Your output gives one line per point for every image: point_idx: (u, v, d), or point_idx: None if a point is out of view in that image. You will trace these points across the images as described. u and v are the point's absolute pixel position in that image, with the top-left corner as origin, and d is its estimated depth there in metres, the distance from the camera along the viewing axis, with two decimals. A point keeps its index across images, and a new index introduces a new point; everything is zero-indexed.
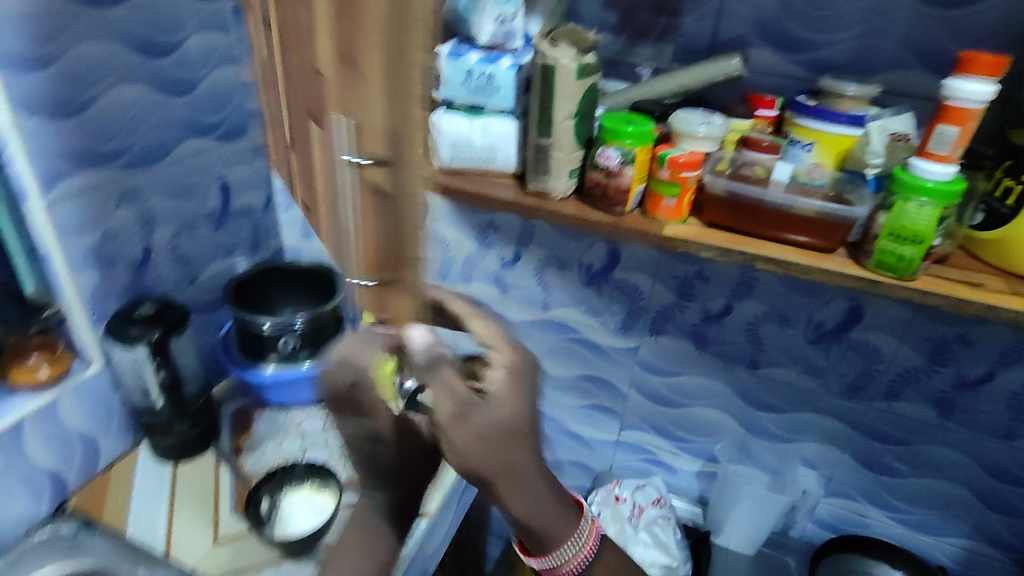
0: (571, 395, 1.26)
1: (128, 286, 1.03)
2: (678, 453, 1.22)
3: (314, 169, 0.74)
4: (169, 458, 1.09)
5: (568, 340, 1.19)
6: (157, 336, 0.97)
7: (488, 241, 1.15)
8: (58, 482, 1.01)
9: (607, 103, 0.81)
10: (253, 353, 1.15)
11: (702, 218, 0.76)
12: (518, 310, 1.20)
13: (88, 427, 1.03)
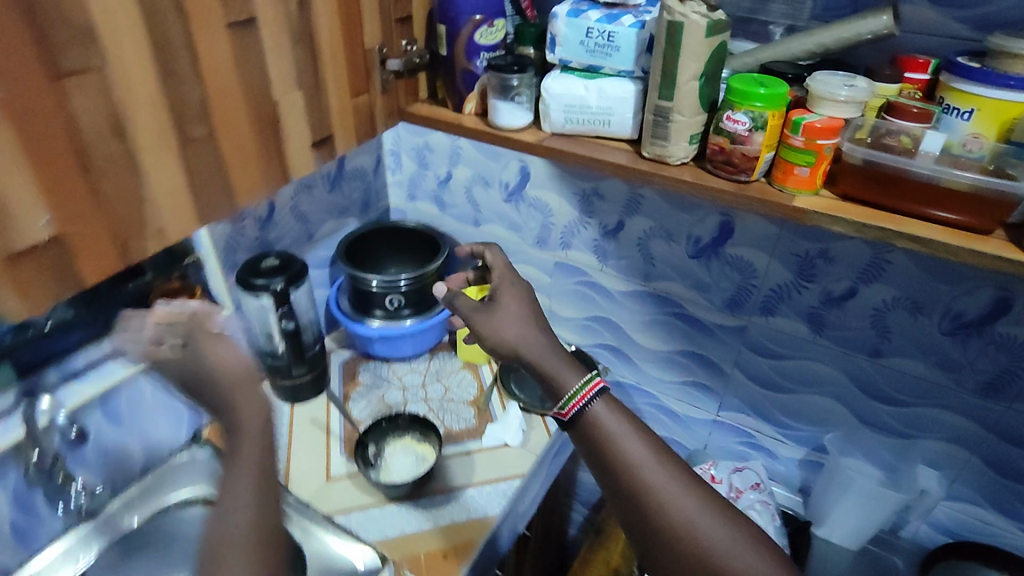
0: (669, 370, 1.23)
1: (255, 240, 1.13)
2: (780, 438, 1.17)
3: (269, 151, 0.76)
4: (287, 399, 1.17)
5: (670, 314, 1.16)
6: (280, 285, 1.04)
7: (593, 210, 1.13)
8: (196, 413, 1.13)
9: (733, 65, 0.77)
10: (363, 307, 1.23)
11: (836, 190, 0.72)
12: (619, 281, 1.18)
13: None
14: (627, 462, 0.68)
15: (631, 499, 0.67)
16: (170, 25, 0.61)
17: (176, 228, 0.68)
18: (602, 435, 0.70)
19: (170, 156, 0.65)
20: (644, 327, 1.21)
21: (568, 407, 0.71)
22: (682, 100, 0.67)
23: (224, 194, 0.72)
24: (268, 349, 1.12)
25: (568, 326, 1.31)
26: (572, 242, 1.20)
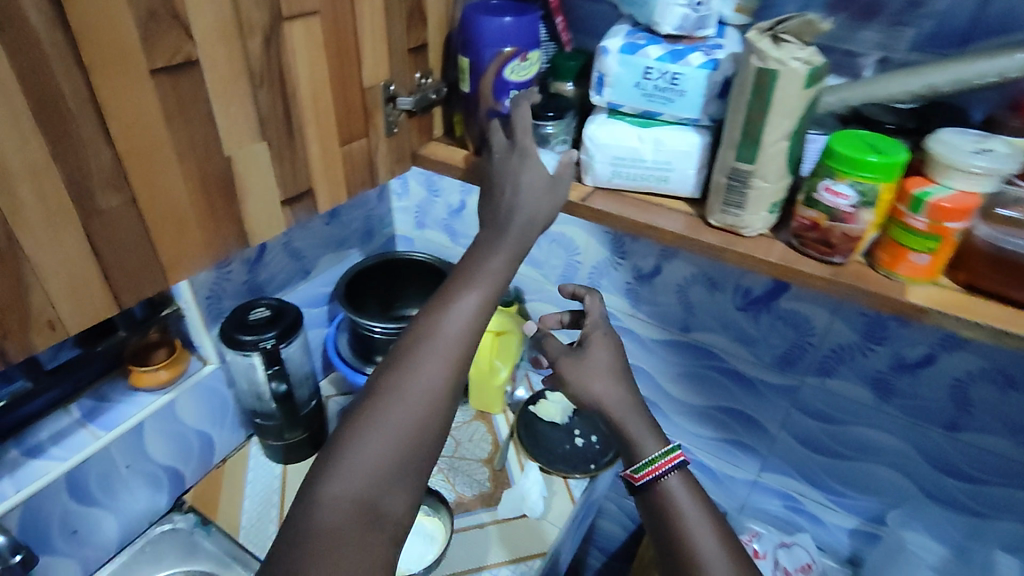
0: (706, 425, 1.11)
1: (243, 284, 0.99)
2: (831, 506, 1.04)
3: (229, 206, 0.63)
4: (278, 459, 1.05)
5: (709, 367, 1.04)
6: (270, 343, 0.90)
7: (626, 251, 1.00)
8: (177, 477, 1.00)
9: (829, 102, 0.65)
10: (364, 355, 1.09)
11: (957, 278, 0.61)
12: (653, 328, 1.05)
13: (205, 424, 1.01)
14: (693, 556, 0.59)
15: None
16: (59, 77, 0.46)
17: (80, 319, 0.54)
18: (670, 516, 0.62)
19: (70, 236, 0.51)
20: (679, 377, 1.09)
21: (642, 471, 0.63)
22: (771, 158, 0.59)
23: (153, 271, 0.58)
24: (259, 408, 0.99)
25: None
26: (600, 283, 1.06)
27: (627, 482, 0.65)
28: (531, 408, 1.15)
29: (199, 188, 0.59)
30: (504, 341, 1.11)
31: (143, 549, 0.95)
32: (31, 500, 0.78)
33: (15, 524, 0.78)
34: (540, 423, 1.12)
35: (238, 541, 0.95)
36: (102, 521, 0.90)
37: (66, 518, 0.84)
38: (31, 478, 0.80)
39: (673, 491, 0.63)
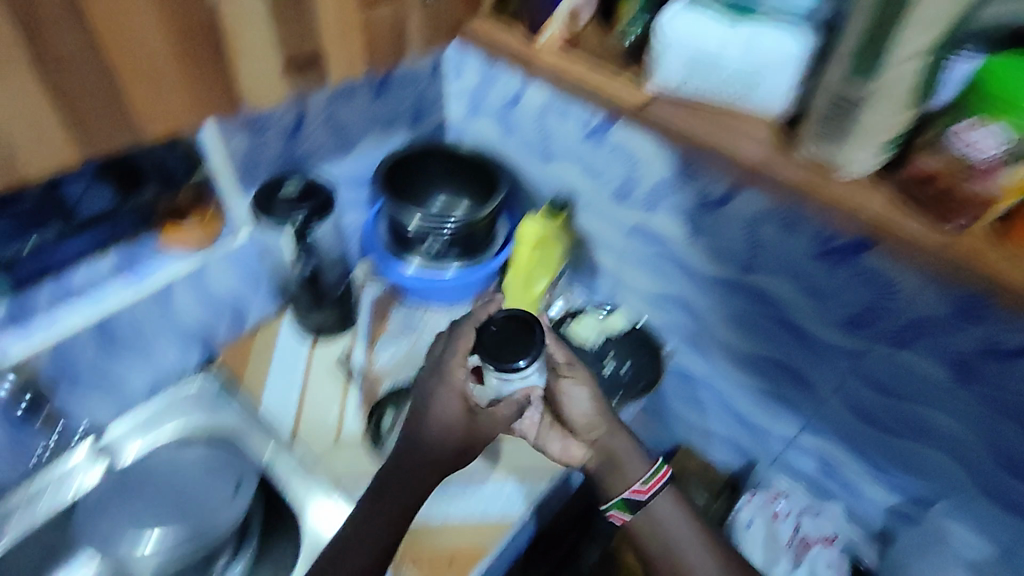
0: (750, 374, 1.02)
1: (278, 155, 0.94)
2: (870, 479, 0.97)
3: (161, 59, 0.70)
4: (308, 336, 1.05)
5: (765, 315, 0.93)
6: (300, 218, 0.88)
7: (695, 172, 0.88)
8: (208, 340, 1.01)
9: None
10: (400, 245, 1.08)
11: None
12: (710, 263, 0.95)
13: (234, 292, 0.99)
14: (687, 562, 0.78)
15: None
16: None
17: (29, 155, 0.65)
18: (662, 528, 0.81)
19: (25, 75, 0.61)
20: (731, 320, 0.98)
21: (650, 483, 0.81)
22: (863, 128, 0.68)
23: (116, 117, 0.70)
24: (292, 285, 1.00)
25: (634, 297, 1.10)
26: (659, 204, 0.95)
27: (628, 500, 0.81)
28: (562, 327, 1.11)
29: (142, 47, 0.68)
30: (541, 253, 1.05)
31: (170, 401, 0.98)
32: (56, 348, 0.81)
33: (43, 364, 0.81)
34: (571, 343, 1.07)
35: (259, 411, 0.97)
36: (132, 372, 0.93)
37: (94, 365, 0.87)
38: (58, 325, 0.82)
39: (665, 503, 0.82)
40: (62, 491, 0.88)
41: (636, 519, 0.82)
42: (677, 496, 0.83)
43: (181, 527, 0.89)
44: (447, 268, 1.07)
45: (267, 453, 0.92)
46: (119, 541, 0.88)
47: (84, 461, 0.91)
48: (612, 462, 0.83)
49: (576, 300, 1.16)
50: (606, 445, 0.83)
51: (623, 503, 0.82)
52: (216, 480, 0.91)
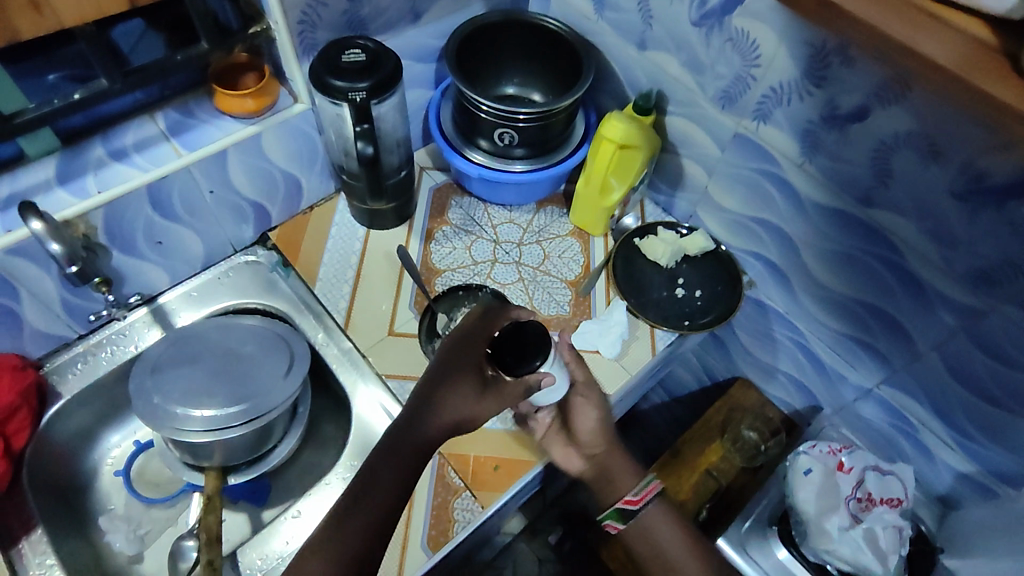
0: (837, 317, 0.92)
1: (342, 14, 0.83)
2: (951, 444, 0.88)
3: None
4: (364, 222, 0.99)
5: (873, 255, 0.82)
6: (361, 96, 0.76)
7: (826, 78, 0.73)
8: (262, 214, 0.97)
9: None
10: (466, 133, 0.97)
11: None
12: (819, 188, 0.82)
13: (293, 167, 0.94)
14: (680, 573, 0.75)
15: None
16: None
17: (72, 8, 0.62)
18: (654, 541, 0.76)
19: None
20: (827, 255, 0.87)
21: (644, 494, 0.76)
22: None
23: None
24: (346, 166, 0.90)
25: (720, 218, 0.99)
26: (771, 113, 0.81)
27: (620, 509, 0.77)
28: (636, 241, 1.00)
29: None
30: (626, 155, 0.92)
31: (225, 273, 0.97)
32: (115, 204, 0.77)
33: (101, 223, 0.77)
34: (641, 260, 0.99)
35: (313, 292, 0.94)
36: (187, 240, 0.90)
37: (150, 227, 0.84)
38: (116, 181, 0.78)
39: (659, 517, 0.77)
40: (122, 348, 0.89)
41: (628, 530, 0.77)
42: (668, 511, 0.78)
43: (230, 394, 0.82)
44: (516, 164, 0.96)
45: (318, 338, 0.92)
46: (168, 398, 0.80)
47: (141, 321, 0.91)
48: (612, 466, 0.78)
49: (650, 210, 1.07)
50: (605, 460, 0.78)
51: (613, 512, 0.77)
52: (271, 353, 0.87)
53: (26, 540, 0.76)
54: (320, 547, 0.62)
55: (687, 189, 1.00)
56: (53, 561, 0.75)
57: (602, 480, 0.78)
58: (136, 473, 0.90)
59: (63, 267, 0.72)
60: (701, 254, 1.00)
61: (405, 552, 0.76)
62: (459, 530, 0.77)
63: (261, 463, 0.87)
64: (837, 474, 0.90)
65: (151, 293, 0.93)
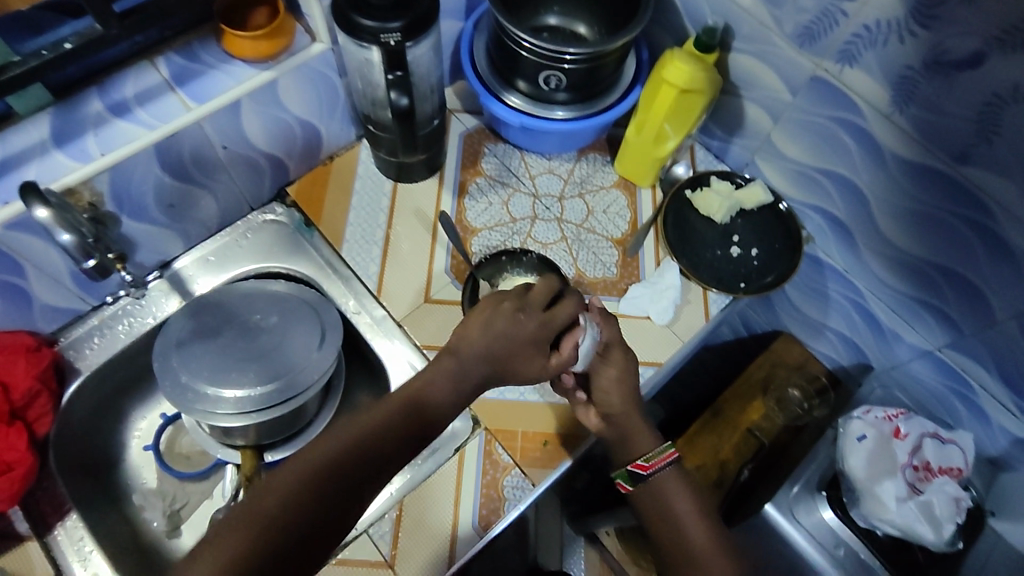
0: (903, 278, 0.85)
1: None
2: (1012, 411, 0.83)
3: None
4: (391, 175, 0.91)
5: (958, 216, 0.74)
6: (395, 39, 0.66)
7: (936, 16, 0.64)
8: (279, 168, 0.88)
9: None
10: (503, 74, 0.86)
11: None
12: (907, 142, 0.74)
13: (312, 116, 0.84)
14: (685, 539, 0.71)
15: (677, 553, 0.71)
16: None
17: None
18: (665, 504, 0.73)
19: None
20: (902, 213, 0.80)
21: (654, 462, 0.73)
22: None
23: None
24: (373, 115, 0.81)
25: (781, 168, 0.91)
26: (860, 55, 0.72)
27: (631, 472, 0.74)
28: (687, 193, 0.93)
29: None
30: (686, 100, 0.82)
31: (243, 233, 0.89)
32: (120, 167, 0.68)
33: (106, 190, 0.69)
34: (693, 215, 0.92)
35: (341, 256, 0.87)
36: (200, 200, 0.82)
37: (159, 190, 0.76)
38: (120, 141, 0.69)
39: (672, 481, 0.74)
40: (140, 319, 0.83)
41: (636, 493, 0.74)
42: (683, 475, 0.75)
43: (262, 370, 0.77)
44: (558, 111, 0.86)
45: (350, 305, 0.86)
46: (197, 376, 0.75)
47: (158, 289, 0.85)
48: (625, 427, 0.74)
49: (700, 156, 0.98)
50: (622, 424, 0.74)
51: (624, 473, 0.74)
52: (300, 322, 0.80)
53: (62, 526, 0.73)
54: (269, 493, 0.53)
55: (746, 135, 0.92)
56: (90, 546, 0.73)
57: (615, 441, 0.74)
58: (165, 446, 0.86)
59: (78, 262, 0.65)
60: (757, 207, 0.92)
61: (456, 533, 0.73)
62: (510, 509, 0.74)
63: (299, 438, 0.83)
64: (893, 441, 0.87)
65: (166, 258, 0.86)
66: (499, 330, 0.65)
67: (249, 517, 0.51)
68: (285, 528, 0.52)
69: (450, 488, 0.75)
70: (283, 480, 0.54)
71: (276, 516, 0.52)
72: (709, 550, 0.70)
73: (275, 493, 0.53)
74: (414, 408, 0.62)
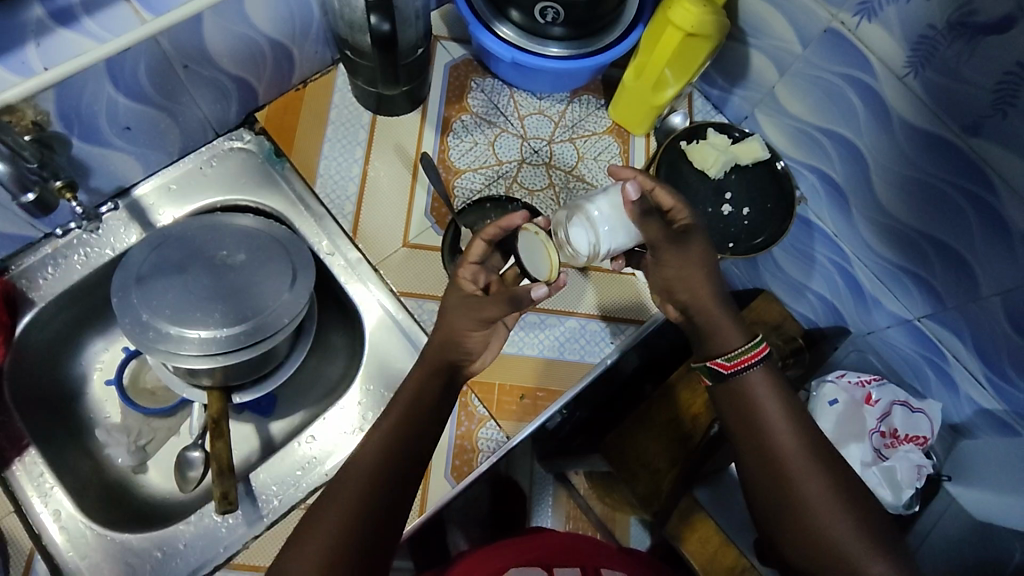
0: (892, 247, 0.83)
1: None
2: (980, 381, 0.83)
3: None
4: (369, 106, 0.85)
5: (956, 186, 0.72)
6: None
7: None
8: (246, 93, 0.81)
9: None
10: (495, 2, 0.80)
11: None
12: (917, 107, 0.71)
13: (284, 36, 0.77)
14: (771, 443, 0.62)
15: (760, 457, 0.63)
16: None
17: None
18: (752, 405, 0.64)
19: None
20: (901, 180, 0.77)
21: (735, 362, 0.65)
22: None
23: None
24: (351, 40, 0.74)
25: (781, 122, 0.88)
26: (881, 9, 0.69)
27: (710, 369, 0.67)
28: (682, 144, 0.89)
29: None
30: (691, 46, 0.77)
31: (208, 161, 0.83)
32: (68, 83, 0.62)
33: (53, 108, 0.64)
34: (688, 168, 0.89)
35: (314, 192, 0.82)
36: (160, 122, 0.75)
37: (115, 111, 0.70)
38: (66, 54, 0.62)
39: (763, 381, 0.65)
40: (97, 250, 0.78)
41: (717, 391, 0.67)
42: (773, 373, 0.65)
43: (229, 311, 0.73)
44: (551, 47, 0.80)
45: (323, 245, 0.82)
46: (159, 314, 0.71)
47: (117, 218, 0.80)
48: (704, 320, 0.68)
49: (698, 105, 0.97)
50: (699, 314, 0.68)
51: (702, 368, 0.67)
52: (270, 261, 0.76)
53: (20, 461, 0.71)
54: (318, 520, 0.55)
55: (749, 85, 0.89)
56: (51, 482, 0.71)
57: (695, 333, 0.70)
58: (129, 380, 0.83)
59: (17, 194, 0.63)
60: (753, 164, 0.89)
61: (428, 482, 0.73)
62: (482, 460, 0.74)
63: (268, 381, 0.81)
64: (863, 407, 0.89)
65: (124, 183, 0.80)
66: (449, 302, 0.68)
67: (318, 531, 0.54)
68: (358, 529, 0.55)
69: None
70: (333, 496, 0.57)
71: (350, 520, 0.55)
72: (800, 457, 0.61)
73: (323, 521, 0.55)
74: (428, 389, 0.63)
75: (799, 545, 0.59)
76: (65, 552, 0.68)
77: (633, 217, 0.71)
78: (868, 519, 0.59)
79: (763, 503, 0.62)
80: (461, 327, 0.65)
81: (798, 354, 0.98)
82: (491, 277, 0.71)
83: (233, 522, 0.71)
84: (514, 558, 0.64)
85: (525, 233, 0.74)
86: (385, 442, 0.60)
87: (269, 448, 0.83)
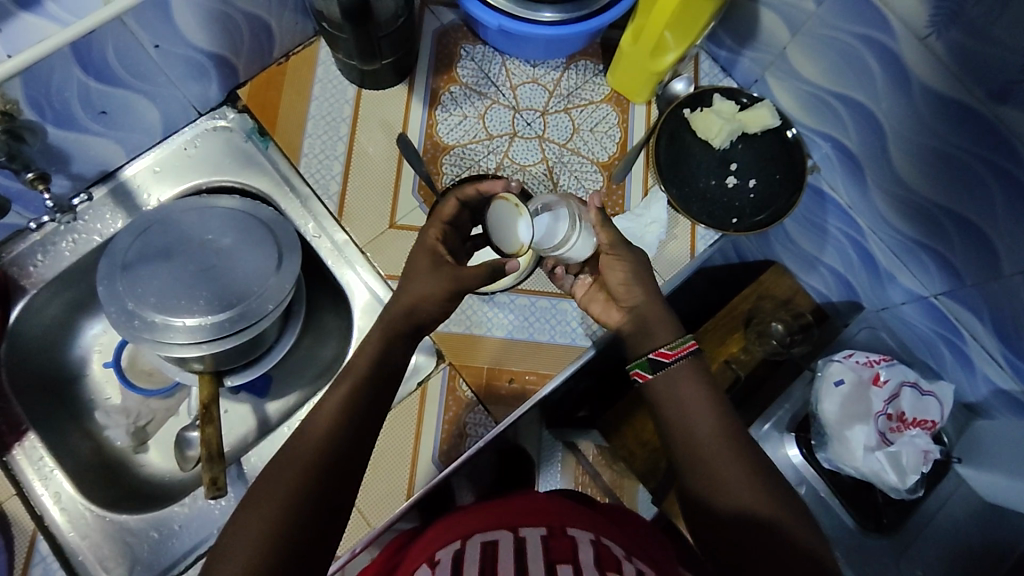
0: (906, 219, 0.78)
1: None
2: (998, 361, 0.79)
3: None
4: (353, 79, 0.81)
5: (977, 155, 0.66)
6: None
7: None
8: (226, 69, 0.78)
9: None
10: None
11: None
12: (938, 70, 0.65)
13: (260, 8, 0.73)
14: (694, 432, 0.62)
15: (683, 447, 0.62)
16: None
17: None
18: (676, 397, 0.64)
19: None
20: (899, 144, 0.73)
21: (677, 350, 0.65)
22: None
23: None
24: (326, 11, 0.70)
25: (794, 87, 0.82)
26: None
27: (651, 362, 0.65)
28: (686, 112, 0.84)
29: None
30: (692, 8, 0.70)
31: (192, 141, 0.82)
32: (34, 70, 0.62)
33: (20, 96, 0.63)
34: (690, 138, 0.84)
35: (298, 171, 0.80)
36: (136, 104, 0.74)
37: (86, 94, 0.68)
38: (26, 39, 0.62)
39: (688, 376, 0.65)
40: (85, 236, 0.78)
41: (654, 383, 0.65)
42: (700, 370, 0.66)
43: (213, 297, 0.73)
44: (544, 11, 0.74)
45: (309, 228, 0.80)
46: (143, 302, 0.71)
47: (103, 201, 0.79)
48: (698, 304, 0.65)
49: (704, 68, 0.88)
50: (645, 311, 0.69)
51: (641, 361, 0.66)
52: (255, 243, 0.75)
53: (20, 446, 0.73)
54: (265, 496, 0.53)
55: (758, 46, 0.82)
56: (50, 465, 0.73)
57: (638, 332, 0.69)
58: (127, 363, 0.84)
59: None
60: (762, 132, 0.83)
61: (415, 468, 0.73)
62: (470, 445, 0.73)
63: (259, 364, 0.82)
64: (870, 388, 0.85)
65: (108, 166, 0.79)
66: (413, 268, 0.67)
67: (267, 501, 0.52)
68: (303, 499, 0.53)
69: (410, 423, 0.74)
70: (280, 471, 0.55)
71: (293, 488, 0.53)
72: (721, 448, 0.60)
73: (272, 493, 0.53)
74: (378, 364, 0.62)
75: (722, 531, 0.57)
76: (67, 533, 0.70)
77: (595, 220, 0.72)
78: (790, 504, 0.58)
79: (689, 503, 0.60)
80: (421, 292, 0.64)
81: (806, 329, 0.96)
82: (456, 242, 0.72)
83: (226, 505, 0.72)
84: (480, 523, 0.61)
85: (503, 202, 0.71)
86: (337, 415, 0.58)
87: (265, 427, 0.84)
